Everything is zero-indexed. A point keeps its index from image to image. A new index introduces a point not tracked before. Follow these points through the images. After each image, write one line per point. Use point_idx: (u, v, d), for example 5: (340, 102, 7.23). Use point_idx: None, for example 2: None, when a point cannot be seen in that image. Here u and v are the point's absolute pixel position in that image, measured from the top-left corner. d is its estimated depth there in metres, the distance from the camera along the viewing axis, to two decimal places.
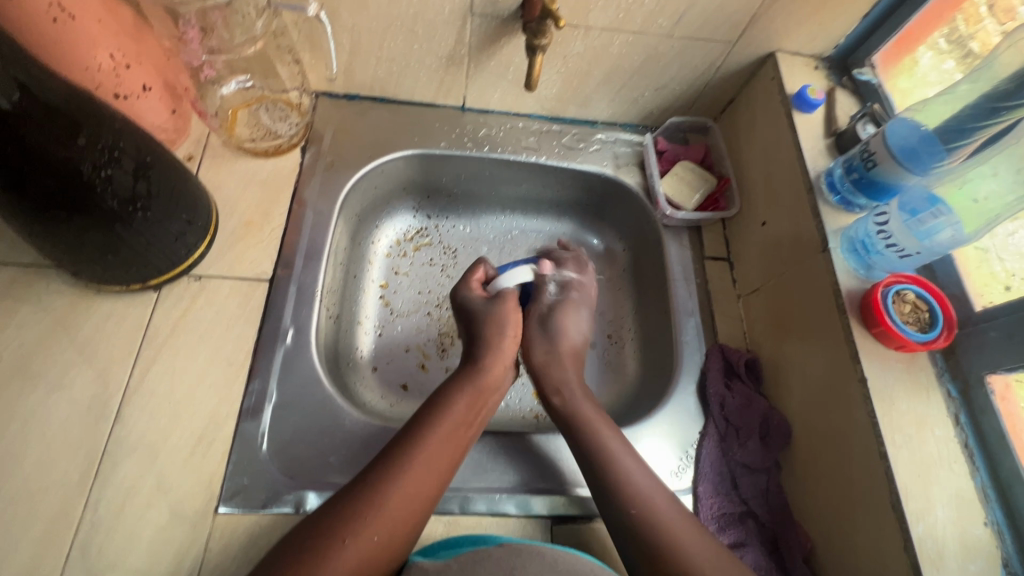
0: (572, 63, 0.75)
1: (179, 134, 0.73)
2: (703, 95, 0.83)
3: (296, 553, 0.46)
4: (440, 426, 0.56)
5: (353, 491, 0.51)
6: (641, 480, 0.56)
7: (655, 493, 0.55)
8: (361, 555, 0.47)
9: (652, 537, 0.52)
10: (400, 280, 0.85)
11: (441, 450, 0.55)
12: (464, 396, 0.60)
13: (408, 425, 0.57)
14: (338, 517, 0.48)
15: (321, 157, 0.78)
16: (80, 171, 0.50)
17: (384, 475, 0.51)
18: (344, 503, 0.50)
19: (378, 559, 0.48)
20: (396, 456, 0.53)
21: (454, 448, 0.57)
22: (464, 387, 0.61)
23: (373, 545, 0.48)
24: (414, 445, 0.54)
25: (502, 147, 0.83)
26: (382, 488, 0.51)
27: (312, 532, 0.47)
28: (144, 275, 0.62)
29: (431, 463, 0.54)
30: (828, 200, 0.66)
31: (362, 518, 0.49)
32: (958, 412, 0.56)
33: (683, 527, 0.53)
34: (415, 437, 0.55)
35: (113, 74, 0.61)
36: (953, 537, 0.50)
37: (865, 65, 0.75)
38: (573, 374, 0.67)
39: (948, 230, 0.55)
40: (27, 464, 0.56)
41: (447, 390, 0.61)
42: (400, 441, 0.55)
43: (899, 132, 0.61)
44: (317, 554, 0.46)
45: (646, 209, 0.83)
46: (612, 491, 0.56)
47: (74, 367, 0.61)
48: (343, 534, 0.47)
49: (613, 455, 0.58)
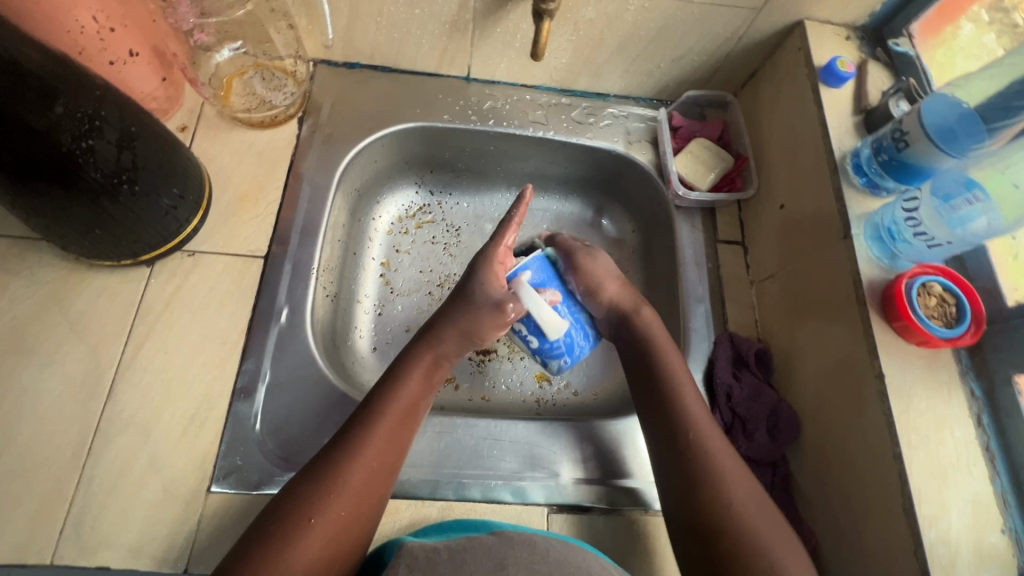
0: (583, 30, 0.71)
1: (172, 103, 0.70)
2: (724, 66, 0.78)
3: (263, 539, 0.45)
4: (396, 400, 0.55)
5: (312, 472, 0.49)
6: (704, 418, 0.57)
7: (711, 427, 0.57)
8: (330, 533, 0.47)
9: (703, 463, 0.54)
10: (401, 258, 0.83)
11: (398, 422, 0.54)
12: (418, 366, 0.58)
13: (365, 400, 0.55)
14: (301, 500, 0.47)
15: (319, 129, 0.75)
16: (58, 141, 0.48)
17: (342, 453, 0.50)
18: (304, 484, 0.48)
19: (349, 536, 0.48)
20: (353, 433, 0.51)
21: (413, 419, 0.55)
22: (418, 356, 0.59)
23: (342, 522, 0.47)
24: (370, 420, 0.52)
25: (507, 120, 0.79)
26: (342, 467, 0.49)
27: (276, 517, 0.46)
28: (134, 250, 0.61)
29: (389, 435, 0.52)
30: (853, 182, 0.62)
31: (326, 498, 0.47)
32: (980, 413, 0.53)
33: (736, 473, 0.54)
34: (371, 412, 0.53)
35: (98, 38, 0.58)
36: (967, 544, 0.48)
37: (902, 34, 0.69)
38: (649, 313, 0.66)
39: (983, 218, 0.52)
40: (21, 439, 0.55)
41: (400, 362, 0.59)
42: (355, 418, 0.53)
43: (936, 109, 0.56)
44: (285, 536, 0.45)
45: (659, 189, 0.79)
46: (675, 422, 0.57)
47: (67, 342, 0.60)
48: (308, 516, 0.46)
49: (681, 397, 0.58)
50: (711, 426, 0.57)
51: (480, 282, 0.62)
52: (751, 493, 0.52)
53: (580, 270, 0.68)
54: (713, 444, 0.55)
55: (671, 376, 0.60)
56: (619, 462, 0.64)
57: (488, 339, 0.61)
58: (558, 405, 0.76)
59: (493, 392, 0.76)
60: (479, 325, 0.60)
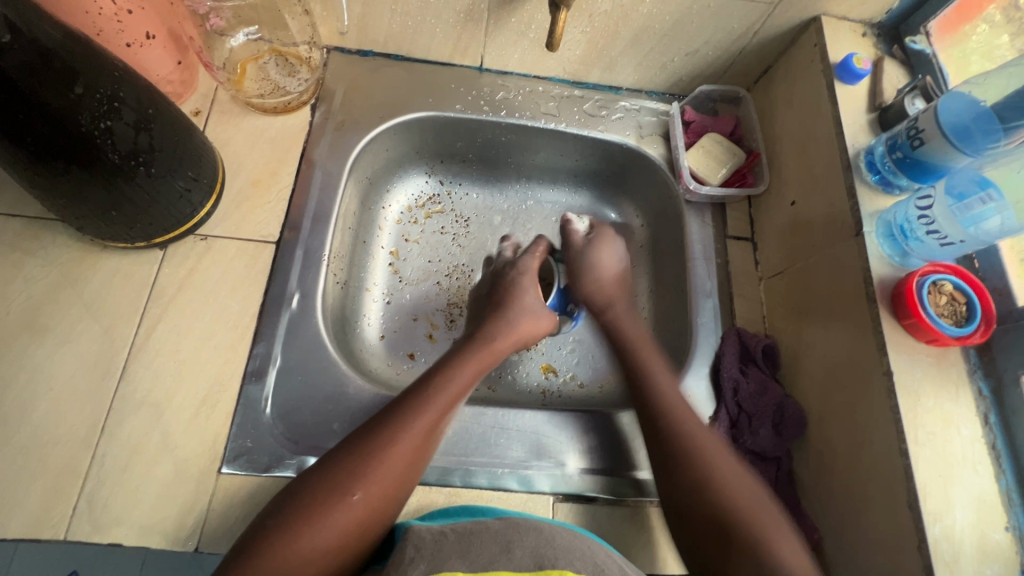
0: (598, 22, 0.70)
1: (186, 87, 0.70)
2: (738, 61, 0.78)
3: (306, 502, 0.46)
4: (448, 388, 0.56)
5: (359, 444, 0.50)
6: (696, 427, 0.57)
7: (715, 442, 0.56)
8: (369, 507, 0.48)
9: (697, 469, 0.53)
10: (410, 247, 0.83)
11: (447, 411, 0.55)
12: (471, 363, 0.60)
13: (418, 383, 0.56)
14: (348, 470, 0.48)
15: (331, 116, 0.75)
16: (78, 122, 0.48)
17: (393, 431, 0.51)
18: (357, 452, 0.50)
19: (385, 514, 0.49)
20: (403, 413, 0.52)
21: (458, 412, 0.57)
22: (473, 353, 0.62)
23: (383, 499, 0.49)
24: (422, 402, 0.54)
25: (519, 112, 0.79)
26: (391, 445, 0.50)
27: (322, 483, 0.47)
28: (149, 232, 0.61)
29: (437, 422, 0.54)
30: (866, 179, 0.62)
31: (373, 473, 0.48)
32: (988, 411, 0.53)
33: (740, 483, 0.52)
34: (423, 396, 0.54)
35: (115, 19, 0.58)
36: (971, 540, 0.48)
37: (919, 31, 0.69)
38: (624, 306, 0.73)
39: (996, 218, 0.51)
40: (36, 416, 0.56)
41: (455, 355, 0.61)
42: (409, 398, 0.54)
43: (952, 107, 0.56)
44: (329, 504, 0.46)
45: (669, 183, 0.79)
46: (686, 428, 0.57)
47: (81, 322, 0.61)
48: (353, 488, 0.47)
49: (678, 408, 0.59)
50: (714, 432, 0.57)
51: (528, 292, 0.70)
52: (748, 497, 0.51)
53: (588, 259, 0.76)
54: (715, 462, 0.54)
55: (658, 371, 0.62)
56: (619, 450, 0.64)
57: (537, 333, 0.69)
58: (564, 397, 0.76)
59: (499, 382, 0.76)
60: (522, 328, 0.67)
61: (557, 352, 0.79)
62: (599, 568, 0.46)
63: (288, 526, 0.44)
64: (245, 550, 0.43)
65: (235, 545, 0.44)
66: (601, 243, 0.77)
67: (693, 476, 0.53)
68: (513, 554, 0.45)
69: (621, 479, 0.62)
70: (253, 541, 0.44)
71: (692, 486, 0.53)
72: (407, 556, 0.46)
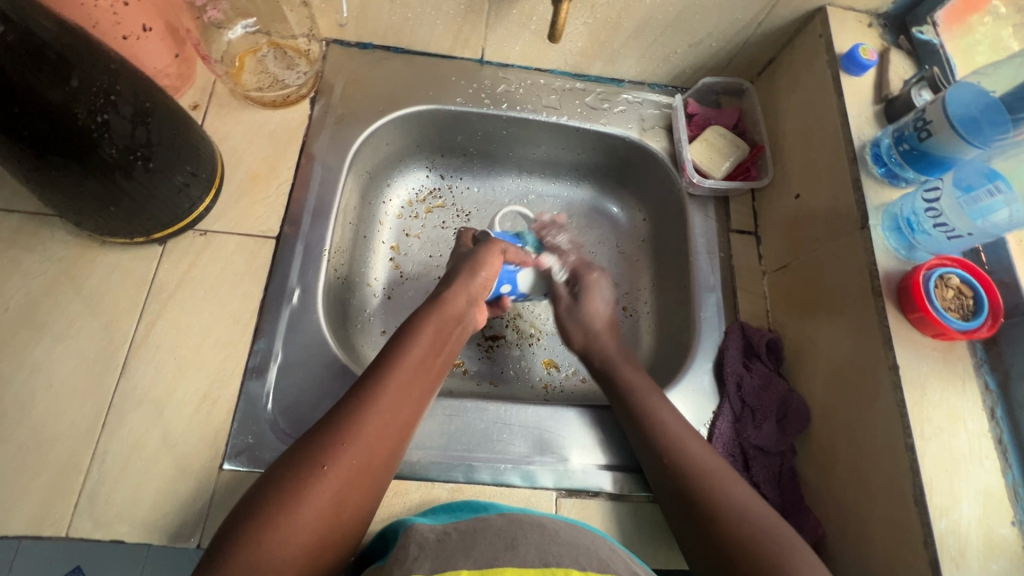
0: (600, 13, 0.69)
1: (184, 80, 0.70)
2: (742, 53, 0.77)
3: (278, 484, 0.45)
4: (406, 355, 0.55)
5: (324, 423, 0.49)
6: (676, 423, 0.59)
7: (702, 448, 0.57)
8: (341, 481, 0.46)
9: (691, 469, 0.54)
10: (411, 242, 0.83)
11: (410, 377, 0.54)
12: (429, 325, 0.58)
13: (377, 356, 0.55)
14: (315, 447, 0.47)
15: (331, 109, 0.74)
16: (75, 116, 0.48)
17: (357, 405, 0.50)
18: (322, 430, 0.48)
19: (359, 486, 0.48)
20: (366, 387, 0.51)
21: (423, 376, 0.55)
22: (430, 316, 0.59)
23: (353, 473, 0.47)
24: (383, 373, 0.52)
25: (520, 104, 0.78)
26: (355, 419, 0.49)
27: (291, 464, 0.46)
28: (148, 227, 0.61)
29: (400, 390, 0.53)
30: (872, 172, 0.61)
31: (339, 446, 0.47)
32: (994, 406, 0.53)
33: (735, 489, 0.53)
34: (382, 367, 0.53)
35: (111, 11, 0.57)
36: (977, 535, 0.48)
37: (926, 22, 0.68)
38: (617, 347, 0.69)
39: (1005, 210, 0.50)
40: (35, 414, 0.56)
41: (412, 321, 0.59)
42: (370, 371, 0.53)
43: (961, 99, 0.55)
44: (299, 482, 0.45)
45: (672, 176, 0.78)
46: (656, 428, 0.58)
47: (80, 319, 0.60)
48: (321, 462, 0.46)
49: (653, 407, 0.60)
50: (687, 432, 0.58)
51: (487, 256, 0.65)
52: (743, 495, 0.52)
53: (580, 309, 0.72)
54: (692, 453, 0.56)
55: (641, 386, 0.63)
56: (620, 445, 0.64)
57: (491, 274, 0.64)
58: (566, 392, 0.76)
59: (501, 377, 0.76)
60: (472, 280, 0.63)
61: (558, 348, 0.79)
62: (604, 563, 0.45)
63: (262, 513, 0.43)
64: (226, 540, 0.42)
65: (219, 532, 0.43)
66: (589, 293, 0.73)
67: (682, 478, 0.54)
68: (517, 550, 0.45)
69: (622, 476, 0.62)
70: (232, 531, 0.43)
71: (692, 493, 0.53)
72: (410, 553, 0.46)
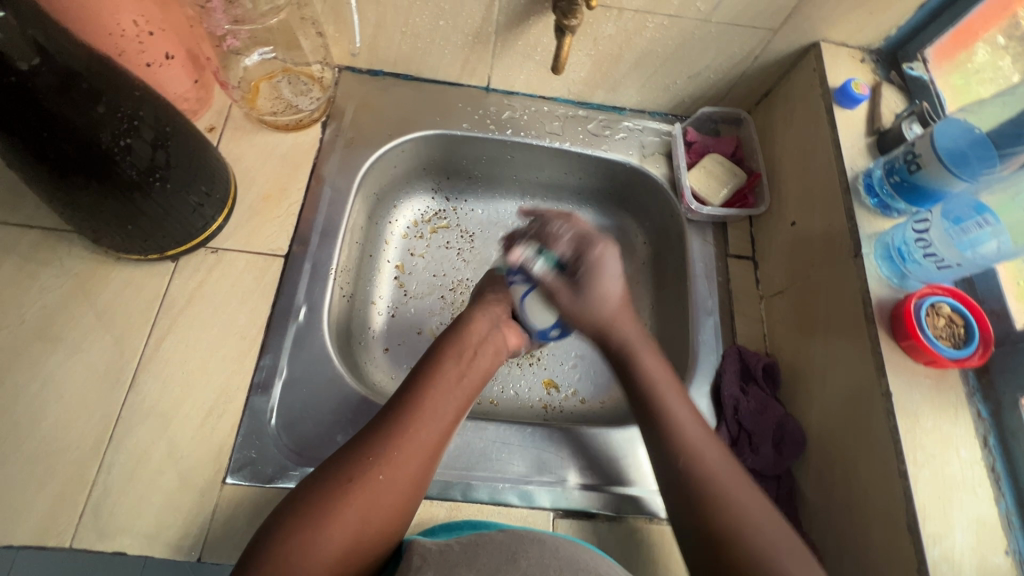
0: (602, 46, 0.72)
1: (202, 104, 0.73)
2: (740, 84, 0.80)
3: (300, 506, 0.47)
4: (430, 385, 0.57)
5: (349, 450, 0.51)
6: (702, 439, 0.55)
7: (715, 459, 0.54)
8: (360, 508, 0.48)
9: (712, 502, 0.51)
10: (416, 261, 0.84)
11: (437, 399, 0.56)
12: (451, 350, 0.61)
13: (402, 386, 0.57)
14: (338, 472, 0.49)
15: (341, 133, 0.77)
16: (99, 139, 0.50)
17: (384, 423, 0.53)
18: (345, 457, 0.50)
19: (380, 514, 0.49)
20: (388, 418, 0.53)
21: (444, 409, 0.56)
22: (453, 348, 0.61)
23: (374, 500, 0.49)
24: (405, 405, 0.54)
25: (524, 130, 0.81)
26: (379, 446, 0.51)
27: (315, 486, 0.48)
28: (162, 245, 0.63)
29: (425, 419, 0.54)
30: (864, 202, 0.63)
31: (360, 473, 0.49)
32: (986, 434, 0.54)
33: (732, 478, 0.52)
34: (406, 397, 0.55)
35: (137, 40, 0.60)
36: (971, 563, 0.48)
37: (916, 59, 0.70)
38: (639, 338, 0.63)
39: (993, 242, 0.52)
40: (45, 425, 0.57)
41: (437, 352, 0.61)
42: (394, 401, 0.55)
43: (948, 134, 0.58)
44: (320, 506, 0.47)
45: (671, 202, 0.80)
46: (671, 444, 0.55)
47: (92, 332, 0.62)
48: (341, 488, 0.48)
49: (678, 420, 0.56)
50: (716, 451, 0.55)
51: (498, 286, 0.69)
52: (761, 506, 0.51)
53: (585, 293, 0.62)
54: (711, 469, 0.53)
55: (670, 401, 0.58)
56: (620, 467, 0.65)
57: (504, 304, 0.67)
58: (565, 412, 0.77)
59: (501, 397, 0.77)
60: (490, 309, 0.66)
61: (558, 367, 0.80)
62: None
63: (284, 534, 0.45)
64: (251, 557, 0.45)
65: (245, 550, 0.46)
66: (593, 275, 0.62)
67: (703, 497, 0.52)
68: (520, 564, 0.46)
69: (623, 497, 0.62)
70: (254, 551, 0.45)
71: (705, 511, 0.51)
72: (414, 564, 0.46)
